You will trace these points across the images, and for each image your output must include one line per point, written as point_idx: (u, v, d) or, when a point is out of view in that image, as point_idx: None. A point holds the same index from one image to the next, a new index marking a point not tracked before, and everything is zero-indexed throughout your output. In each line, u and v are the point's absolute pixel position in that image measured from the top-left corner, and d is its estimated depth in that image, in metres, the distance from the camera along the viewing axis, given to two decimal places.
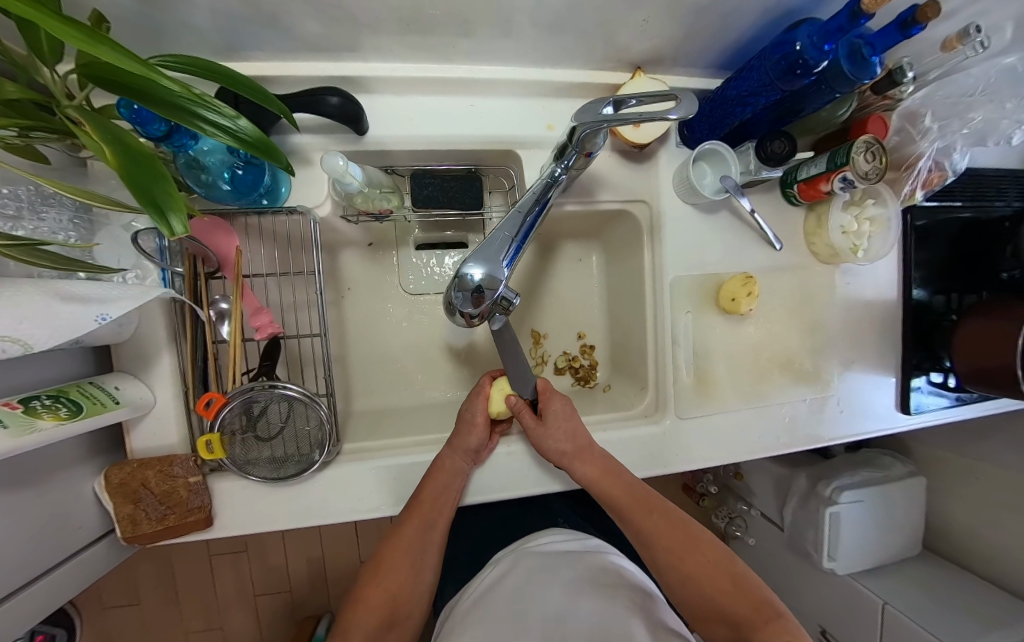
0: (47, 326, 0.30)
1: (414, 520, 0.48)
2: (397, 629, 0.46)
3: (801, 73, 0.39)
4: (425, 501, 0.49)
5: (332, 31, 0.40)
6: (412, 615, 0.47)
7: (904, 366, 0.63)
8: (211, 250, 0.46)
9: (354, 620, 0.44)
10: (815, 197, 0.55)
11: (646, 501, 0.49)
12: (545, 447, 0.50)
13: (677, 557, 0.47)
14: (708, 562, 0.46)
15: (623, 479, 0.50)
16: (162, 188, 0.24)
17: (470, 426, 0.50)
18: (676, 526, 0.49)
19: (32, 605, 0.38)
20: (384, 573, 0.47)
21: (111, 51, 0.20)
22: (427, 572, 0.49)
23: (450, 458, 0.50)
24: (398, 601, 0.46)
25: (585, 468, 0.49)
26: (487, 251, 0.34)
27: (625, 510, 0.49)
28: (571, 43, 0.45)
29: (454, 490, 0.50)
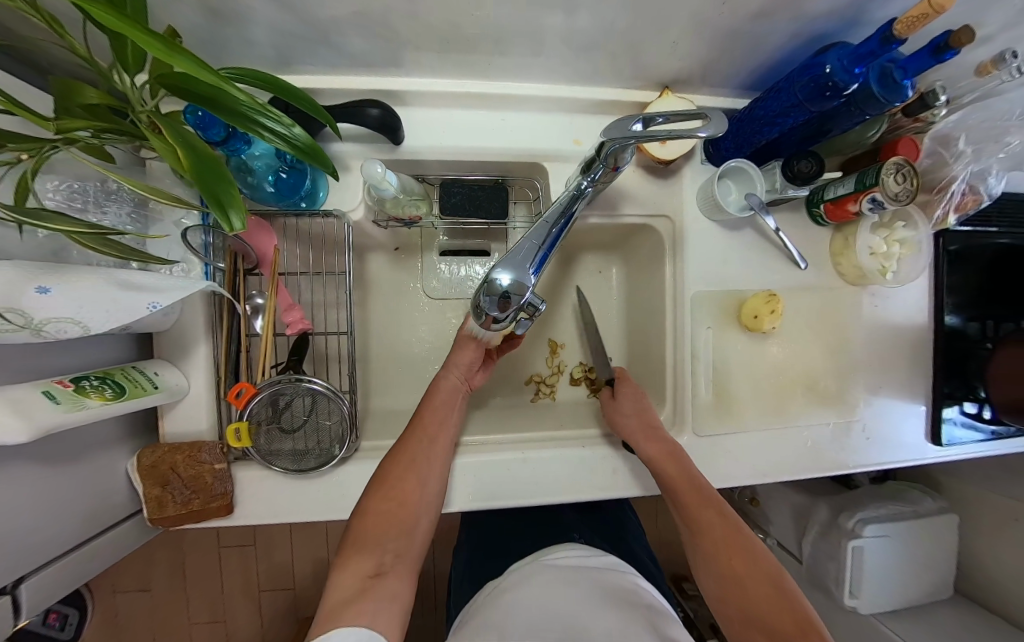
0: (101, 311, 0.33)
1: (416, 433, 0.49)
2: (406, 539, 0.44)
3: (831, 95, 0.39)
4: (428, 415, 0.51)
5: (377, 48, 0.43)
6: (419, 528, 0.45)
7: (935, 393, 0.61)
8: (252, 248, 0.49)
9: (365, 532, 0.43)
10: (842, 217, 0.54)
11: (704, 493, 0.48)
12: (615, 421, 0.54)
13: (724, 553, 0.45)
14: (757, 574, 0.43)
15: (684, 466, 0.50)
16: (224, 188, 0.26)
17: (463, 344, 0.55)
18: (729, 524, 0.46)
19: (64, 579, 0.39)
20: (389, 484, 0.45)
21: (188, 62, 0.22)
22: (434, 486, 0.48)
23: (449, 378, 0.54)
24: (405, 508, 0.45)
25: (649, 449, 0.50)
26: (515, 257, 0.35)
27: (680, 496, 0.49)
28: (602, 62, 0.47)
29: (454, 409, 0.52)
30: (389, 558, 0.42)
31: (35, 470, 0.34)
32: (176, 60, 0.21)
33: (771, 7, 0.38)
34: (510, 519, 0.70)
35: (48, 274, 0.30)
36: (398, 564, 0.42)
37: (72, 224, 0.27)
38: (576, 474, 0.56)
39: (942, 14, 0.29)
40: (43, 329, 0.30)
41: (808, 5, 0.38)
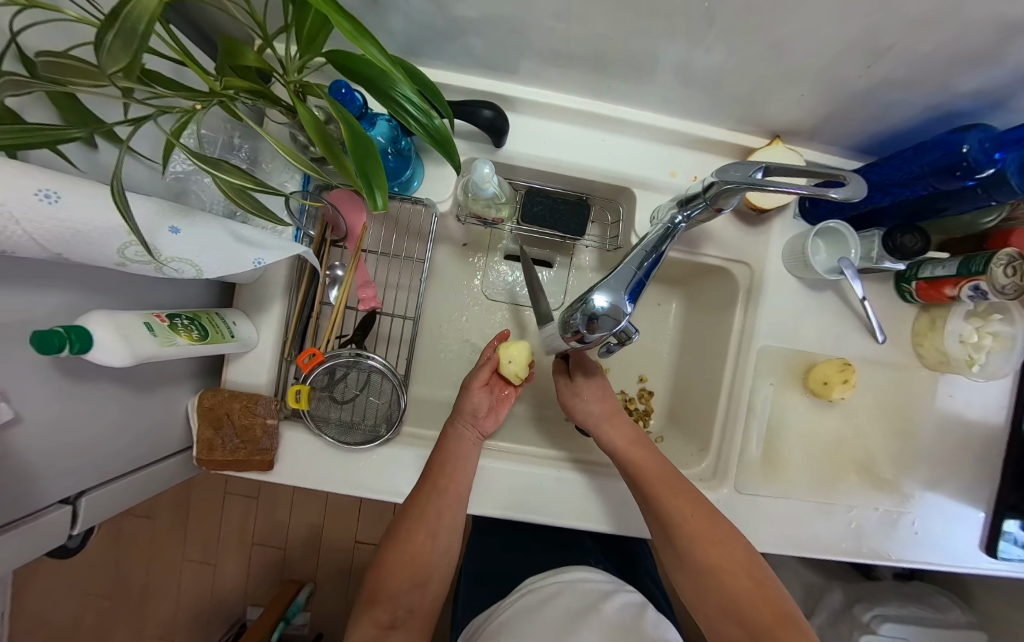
0: (217, 259, 0.35)
1: (427, 488, 0.47)
2: (422, 589, 0.47)
3: (961, 174, 0.38)
4: (436, 473, 0.48)
5: (505, 54, 0.44)
6: (432, 580, 0.48)
7: (1000, 501, 0.57)
8: (343, 221, 0.50)
9: (382, 580, 0.46)
10: (934, 298, 0.52)
11: (673, 482, 0.46)
12: (575, 406, 0.54)
13: (697, 545, 0.43)
14: (726, 552, 0.43)
15: (652, 453, 0.49)
16: (373, 168, 0.27)
17: (470, 391, 0.53)
18: (703, 515, 0.44)
19: (117, 500, 0.41)
20: (402, 542, 0.47)
21: (368, 44, 0.23)
22: (448, 539, 0.49)
23: (460, 430, 0.52)
24: (421, 560, 0.47)
25: (614, 435, 0.51)
26: (614, 282, 0.35)
27: (651, 488, 0.46)
28: (719, 102, 0.47)
29: (466, 463, 0.50)
30: (403, 611, 0.46)
31: (104, 391, 0.36)
32: (359, 41, 0.22)
33: (915, 76, 0.37)
34: (522, 533, 0.69)
35: (176, 215, 0.33)
36: (412, 617, 0.46)
37: (241, 178, 0.28)
38: (607, 503, 0.55)
39: None
40: (167, 265, 0.32)
41: (958, 80, 0.37)
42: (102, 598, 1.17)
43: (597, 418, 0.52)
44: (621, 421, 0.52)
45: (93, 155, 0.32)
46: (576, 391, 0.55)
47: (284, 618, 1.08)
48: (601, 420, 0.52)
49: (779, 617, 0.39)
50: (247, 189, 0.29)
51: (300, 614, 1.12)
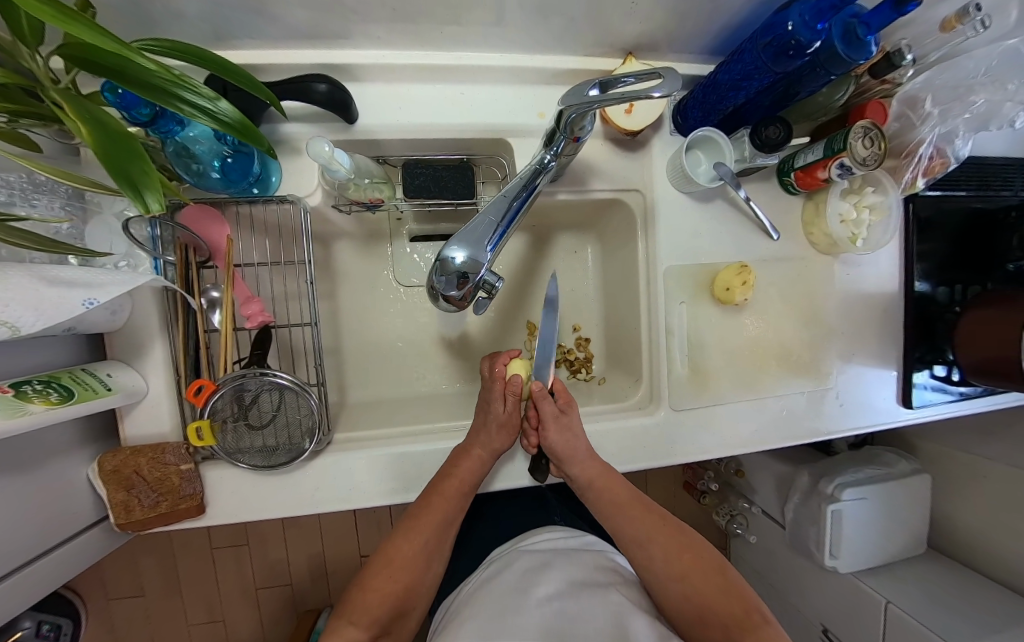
0: (30, 308, 0.30)
1: (425, 516, 0.49)
2: (403, 620, 0.47)
3: (794, 53, 0.38)
4: (440, 494, 0.49)
5: (316, 18, 0.40)
6: (415, 606, 0.48)
7: (906, 358, 0.62)
8: (202, 239, 0.46)
9: (365, 604, 0.45)
10: (812, 185, 0.54)
11: (642, 502, 0.50)
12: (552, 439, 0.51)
13: (669, 559, 0.46)
14: (698, 563, 0.45)
15: (618, 482, 0.51)
16: (140, 169, 0.24)
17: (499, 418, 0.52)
18: (669, 530, 0.48)
19: (22, 591, 0.38)
20: (395, 562, 0.47)
21: (87, 30, 0.20)
22: (436, 563, 0.50)
23: (477, 452, 0.51)
24: (410, 585, 0.47)
25: (586, 470, 0.51)
26: (470, 235, 0.33)
27: (623, 510, 0.50)
28: (561, 29, 0.45)
29: (473, 484, 0.50)
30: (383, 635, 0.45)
31: None
32: (69, 24, 0.19)
33: None
34: (496, 503, 0.70)
35: None
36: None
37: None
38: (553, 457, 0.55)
39: None
40: None
41: None
42: None
43: (567, 455, 0.50)
44: (587, 458, 0.51)
45: None
46: (568, 425, 0.51)
47: None
48: (581, 455, 0.51)
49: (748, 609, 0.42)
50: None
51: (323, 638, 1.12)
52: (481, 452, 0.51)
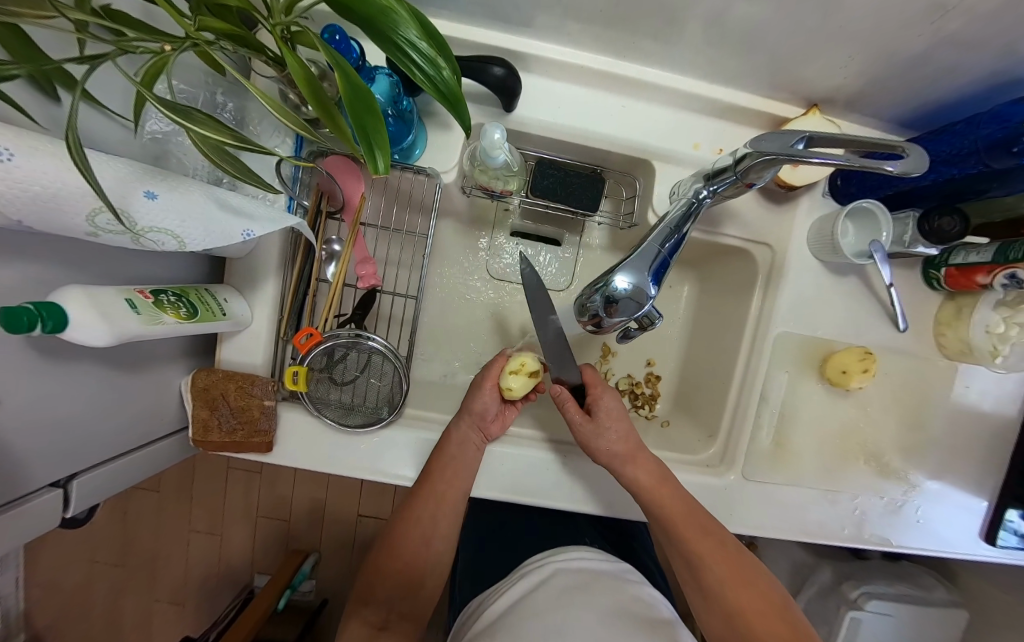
0: (200, 231, 0.31)
1: (422, 495, 0.48)
2: (415, 595, 0.48)
3: (1016, 151, 0.34)
4: (435, 473, 0.48)
5: (517, 3, 0.39)
6: (426, 584, 0.48)
7: (1003, 493, 0.57)
8: (339, 189, 0.46)
9: (378, 585, 0.46)
10: (963, 286, 0.49)
11: (700, 519, 0.47)
12: (594, 444, 0.49)
13: (727, 587, 0.45)
14: (761, 592, 0.44)
15: (678, 493, 0.47)
16: (373, 121, 0.23)
17: (478, 391, 0.50)
18: (726, 548, 0.46)
19: (109, 481, 0.40)
20: (398, 543, 0.48)
21: None
22: (441, 546, 0.49)
23: (461, 429, 0.49)
24: (411, 563, 0.48)
25: (637, 473, 0.47)
26: (640, 260, 0.32)
27: (676, 525, 0.46)
28: (754, 65, 0.43)
29: (465, 464, 0.49)
30: (393, 614, 0.46)
31: (68, 360, 0.32)
32: None
33: (981, 37, 0.33)
34: (524, 514, 0.69)
35: (152, 180, 0.29)
36: (401, 622, 0.46)
37: (216, 131, 0.23)
38: (605, 488, 0.54)
39: None
40: (144, 236, 0.28)
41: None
42: (114, 566, 1.21)
43: (620, 459, 0.48)
44: (643, 457, 0.48)
45: (54, 109, 0.28)
46: (600, 429, 0.49)
47: (291, 586, 1.11)
48: (622, 460, 0.48)
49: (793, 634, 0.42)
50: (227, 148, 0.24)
51: (305, 582, 1.16)
52: (470, 428, 0.49)
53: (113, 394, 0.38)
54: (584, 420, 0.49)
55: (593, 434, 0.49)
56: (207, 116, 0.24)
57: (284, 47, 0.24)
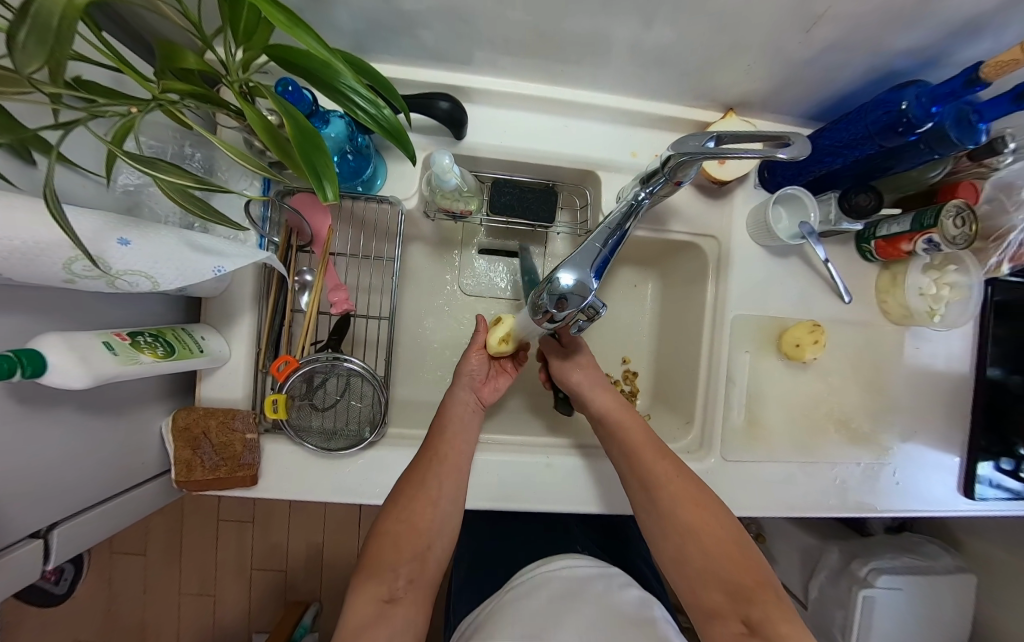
0: (173, 269, 0.33)
1: (425, 460, 0.47)
2: (422, 562, 0.43)
3: (903, 130, 0.39)
4: (439, 435, 0.49)
5: (455, 45, 0.45)
6: (434, 548, 0.44)
7: (971, 446, 0.59)
8: (307, 224, 0.50)
9: (376, 562, 0.42)
10: (892, 255, 0.54)
11: (663, 449, 0.47)
12: (566, 379, 0.54)
13: (682, 512, 0.43)
14: (746, 566, 0.40)
15: (642, 423, 0.49)
16: (321, 159, 0.28)
17: (470, 351, 0.55)
18: (685, 478, 0.45)
19: (90, 531, 0.40)
20: (400, 507, 0.44)
21: (305, 36, 0.23)
22: (445, 510, 0.46)
23: (461, 392, 0.53)
24: (419, 532, 0.44)
25: (603, 400, 0.51)
26: (580, 257, 0.36)
27: (639, 454, 0.46)
28: (671, 79, 0.48)
29: (467, 425, 0.51)
30: (402, 584, 0.41)
31: (45, 407, 0.33)
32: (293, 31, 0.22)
33: (851, 40, 0.39)
34: (520, 523, 0.69)
35: (127, 226, 0.31)
36: (411, 592, 0.42)
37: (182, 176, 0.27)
38: (591, 487, 0.55)
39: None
40: (119, 278, 0.31)
41: (889, 41, 0.39)
42: None
43: (587, 386, 0.52)
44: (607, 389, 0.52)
45: (30, 171, 0.31)
46: (570, 366, 0.54)
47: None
48: (592, 386, 0.52)
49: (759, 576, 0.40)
50: (190, 190, 0.27)
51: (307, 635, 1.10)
52: (469, 396, 0.53)
53: (91, 440, 0.39)
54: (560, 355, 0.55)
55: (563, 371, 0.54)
56: (171, 162, 0.27)
57: (245, 103, 0.28)
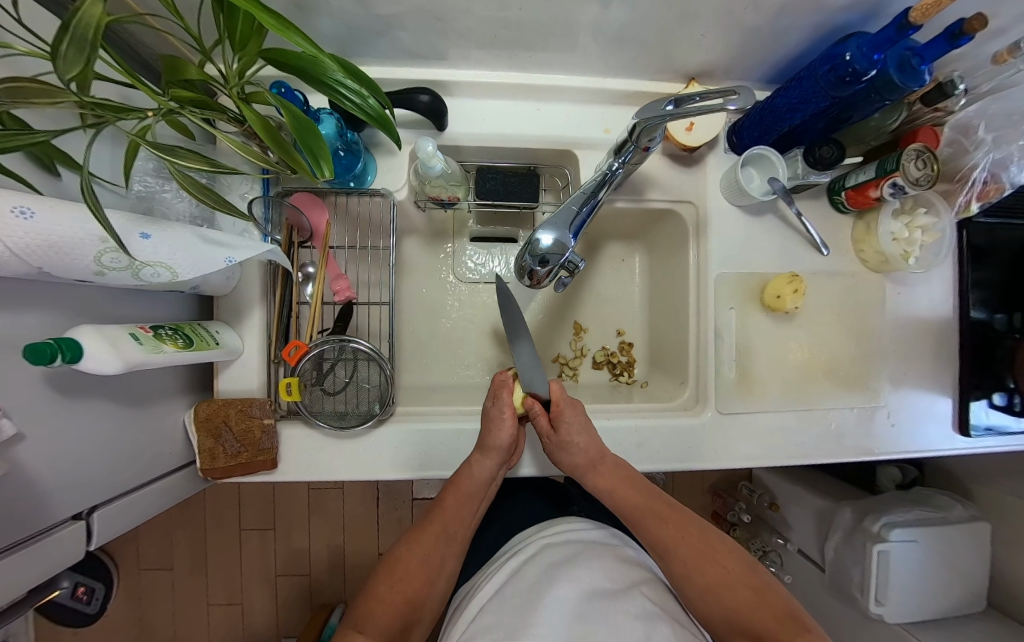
0: (190, 261, 0.37)
1: (437, 525, 0.51)
2: (412, 632, 0.46)
3: (850, 80, 0.42)
4: (449, 506, 0.52)
5: (431, 42, 0.48)
6: (422, 620, 0.47)
7: (962, 385, 0.60)
8: (307, 220, 0.53)
9: (371, 613, 0.43)
10: (864, 203, 0.56)
11: (660, 510, 0.50)
12: (560, 456, 0.52)
13: (692, 564, 0.46)
14: (768, 606, 0.42)
15: (640, 488, 0.51)
16: (317, 142, 0.32)
17: (500, 421, 0.50)
18: (691, 532, 0.48)
19: (127, 516, 0.43)
20: (401, 575, 0.47)
21: (297, 36, 0.26)
22: (443, 579, 0.49)
23: (484, 462, 0.51)
24: (416, 600, 0.46)
25: (600, 480, 0.51)
26: (558, 220, 0.42)
27: (642, 519, 0.50)
28: (634, 56, 0.51)
29: (481, 497, 0.53)
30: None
31: (81, 395, 0.36)
32: (285, 31, 0.25)
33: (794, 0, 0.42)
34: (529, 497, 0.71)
35: (146, 222, 0.35)
36: None
37: (195, 161, 0.31)
38: None
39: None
40: (142, 269, 0.34)
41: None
42: None
43: (583, 467, 0.51)
44: (607, 463, 0.52)
45: (55, 182, 0.35)
46: (563, 442, 0.51)
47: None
48: (586, 469, 0.51)
49: (779, 609, 0.41)
50: (203, 174, 0.31)
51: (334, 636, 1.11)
52: (492, 468, 0.52)
53: (122, 430, 0.42)
54: (551, 434, 0.51)
55: (558, 444, 0.51)
56: (187, 149, 0.31)
57: (243, 104, 0.31)
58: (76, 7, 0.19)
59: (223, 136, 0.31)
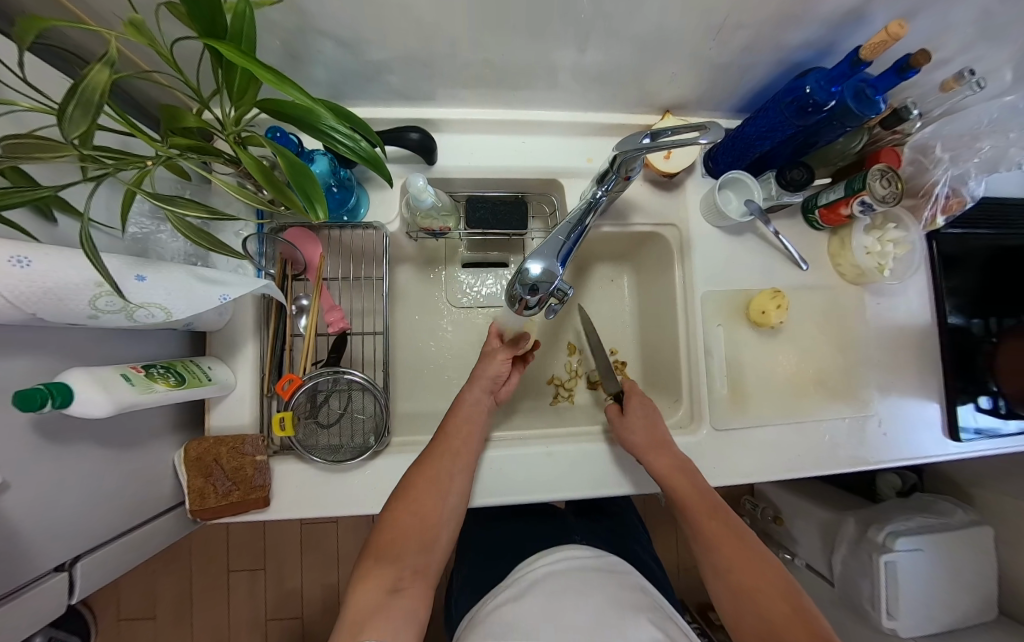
0: (184, 301, 0.37)
1: (440, 454, 0.50)
2: (429, 552, 0.45)
3: (812, 110, 0.45)
4: (450, 431, 0.52)
5: (419, 85, 0.51)
6: (441, 544, 0.47)
7: (947, 390, 0.62)
8: (300, 254, 0.54)
9: (389, 544, 0.44)
10: (836, 221, 0.59)
11: (712, 506, 0.49)
12: (621, 437, 0.54)
13: (732, 565, 0.45)
14: (809, 629, 0.39)
15: (694, 481, 0.50)
16: (311, 185, 0.34)
17: (490, 358, 0.57)
18: (739, 539, 0.47)
19: (111, 565, 0.41)
20: (412, 498, 0.46)
21: (291, 89, 0.28)
22: (456, 506, 0.49)
23: (477, 393, 0.55)
24: (427, 527, 0.46)
25: (659, 463, 0.51)
26: (547, 249, 0.44)
27: (691, 512, 0.49)
28: (611, 92, 0.55)
29: (480, 423, 0.54)
30: (406, 573, 0.43)
31: (69, 439, 0.36)
32: (281, 85, 0.27)
33: (755, 41, 0.46)
34: (529, 523, 0.70)
35: (142, 265, 0.35)
36: (415, 582, 0.43)
37: (193, 209, 0.32)
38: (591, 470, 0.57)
39: (899, 40, 0.36)
40: (137, 311, 0.35)
41: (786, 38, 0.45)
42: None
43: (642, 449, 0.52)
44: (665, 450, 0.52)
45: (53, 228, 0.36)
46: (624, 423, 0.54)
47: None
48: (644, 452, 0.52)
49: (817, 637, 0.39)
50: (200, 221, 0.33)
51: None
52: (482, 393, 0.56)
53: (109, 473, 0.41)
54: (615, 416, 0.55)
55: (621, 427, 0.54)
56: (186, 198, 0.32)
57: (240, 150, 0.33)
58: (83, 75, 0.20)
59: (220, 181, 0.33)
